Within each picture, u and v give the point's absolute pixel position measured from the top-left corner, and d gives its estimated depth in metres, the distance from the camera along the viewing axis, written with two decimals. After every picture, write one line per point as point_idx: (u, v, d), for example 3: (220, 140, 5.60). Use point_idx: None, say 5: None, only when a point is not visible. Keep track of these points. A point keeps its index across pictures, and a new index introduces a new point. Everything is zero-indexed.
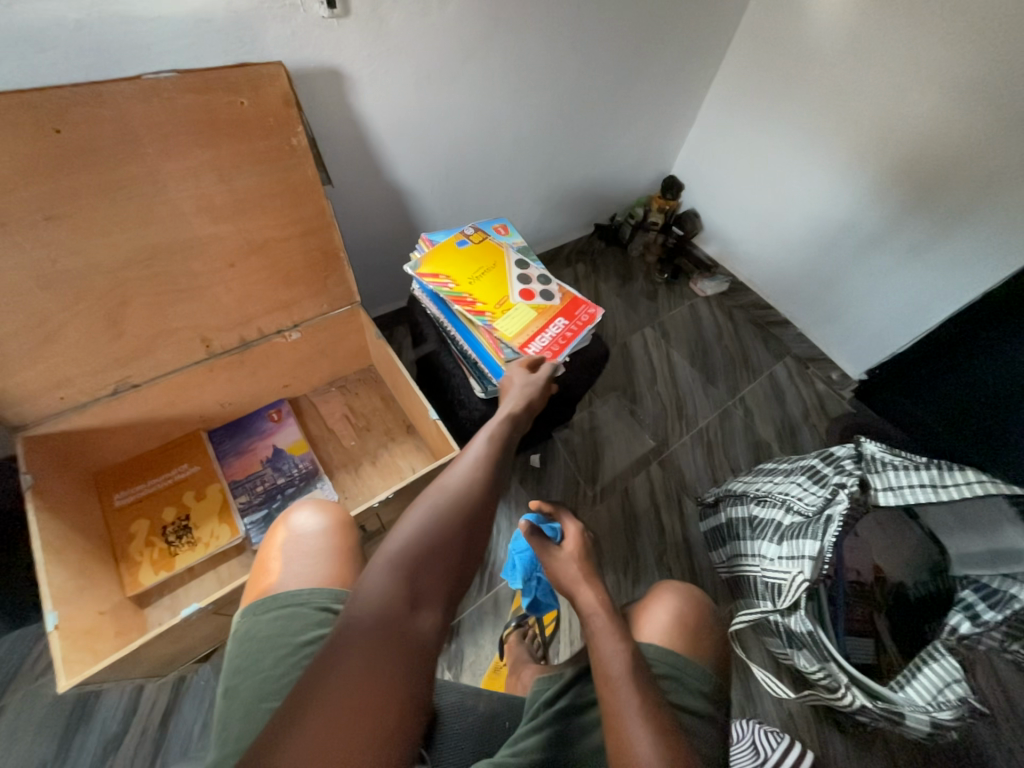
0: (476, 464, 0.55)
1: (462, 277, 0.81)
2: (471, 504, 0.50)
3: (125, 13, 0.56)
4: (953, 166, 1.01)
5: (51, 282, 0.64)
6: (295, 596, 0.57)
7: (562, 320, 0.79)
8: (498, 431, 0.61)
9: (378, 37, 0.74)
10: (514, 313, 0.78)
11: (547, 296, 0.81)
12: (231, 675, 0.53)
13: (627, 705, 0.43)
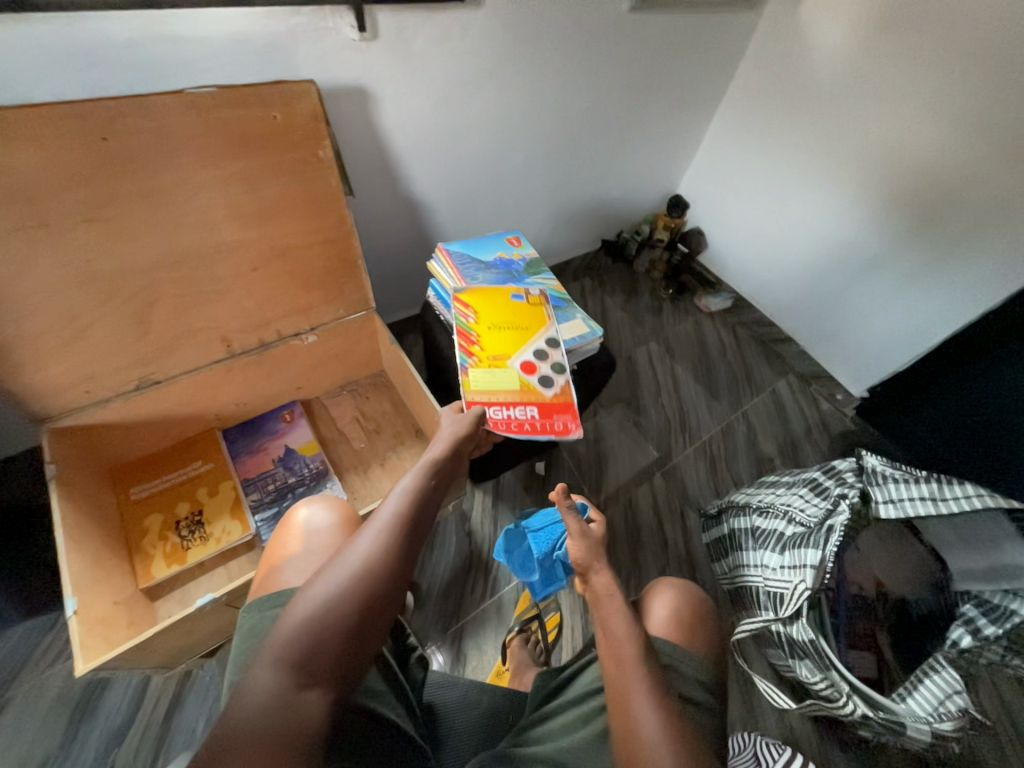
0: (384, 533, 0.49)
1: (485, 319, 0.78)
2: (370, 584, 0.46)
3: (172, 33, 0.60)
4: (952, 191, 1.04)
5: (86, 280, 0.67)
6: (304, 587, 0.55)
7: (537, 410, 0.70)
8: (417, 484, 0.55)
9: (403, 59, 0.79)
10: (502, 374, 0.73)
11: (544, 382, 0.73)
12: (235, 667, 0.50)
13: (636, 686, 0.45)
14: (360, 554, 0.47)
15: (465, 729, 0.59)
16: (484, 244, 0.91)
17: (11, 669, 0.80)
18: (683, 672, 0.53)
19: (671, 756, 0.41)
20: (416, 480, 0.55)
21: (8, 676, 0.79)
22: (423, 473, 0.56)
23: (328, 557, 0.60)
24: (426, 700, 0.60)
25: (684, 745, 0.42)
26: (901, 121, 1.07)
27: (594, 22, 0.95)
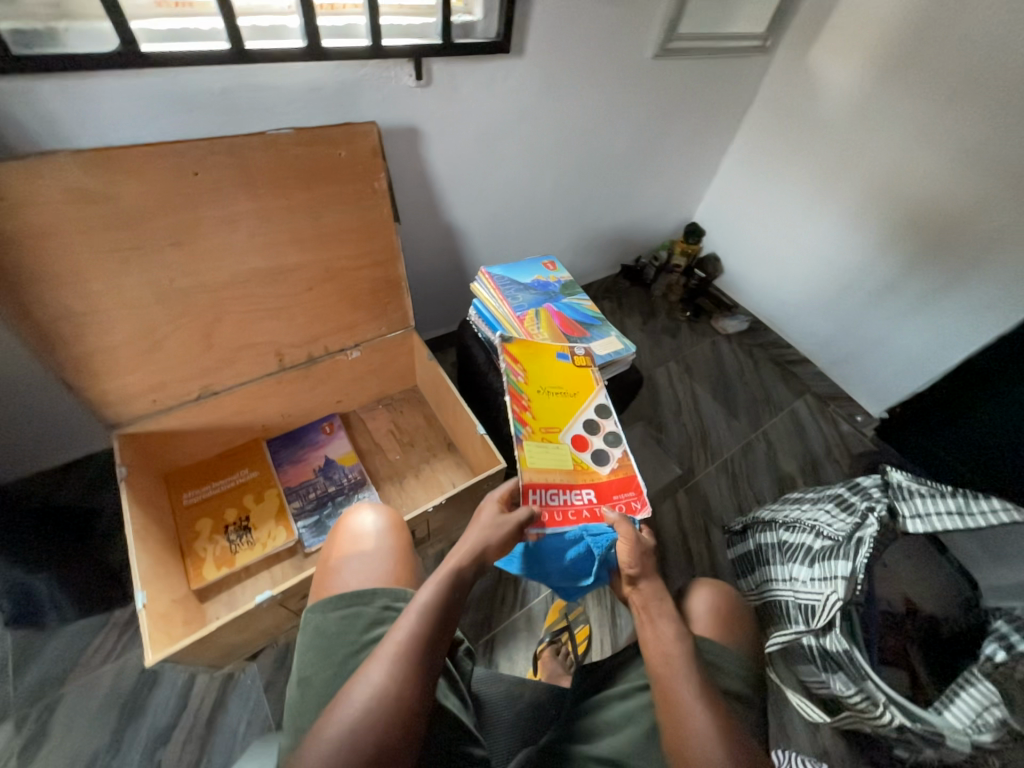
0: (397, 660, 0.45)
1: (533, 383, 0.75)
2: (382, 724, 0.41)
3: (259, 83, 0.69)
4: (961, 220, 1.10)
5: (165, 297, 0.74)
6: (366, 594, 0.56)
7: (594, 494, 0.66)
8: (435, 598, 0.50)
9: (451, 102, 0.87)
10: (556, 450, 0.69)
11: (599, 460, 0.70)
12: (303, 667, 0.51)
13: (687, 684, 0.48)
14: (371, 688, 0.43)
15: (508, 725, 0.60)
16: (523, 269, 0.97)
17: (65, 665, 0.83)
18: (721, 664, 0.55)
19: (725, 754, 0.43)
20: (435, 591, 0.50)
21: (62, 672, 0.83)
22: (444, 582, 0.51)
23: (385, 565, 0.61)
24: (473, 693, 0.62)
25: (734, 746, 0.44)
26: (910, 155, 1.14)
27: (620, 68, 1.04)
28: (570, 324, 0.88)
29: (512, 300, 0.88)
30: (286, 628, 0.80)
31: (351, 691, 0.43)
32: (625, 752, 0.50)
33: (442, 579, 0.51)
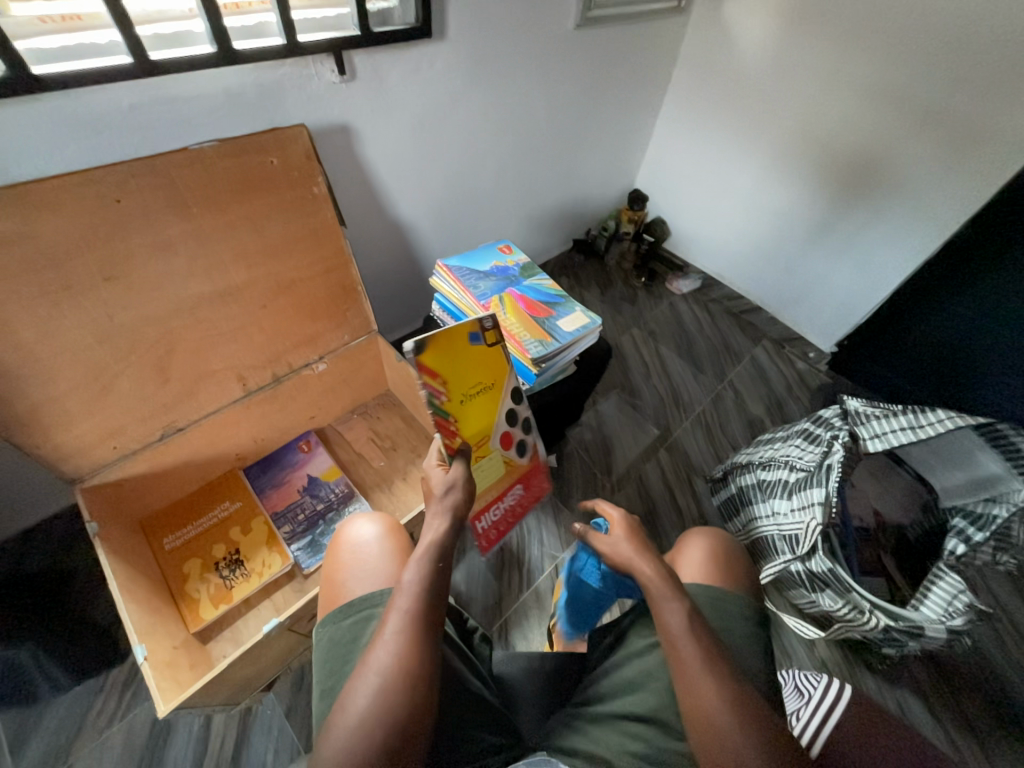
0: (399, 638, 0.45)
1: (457, 390, 0.70)
2: (396, 698, 0.41)
3: (171, 95, 0.64)
4: (878, 157, 1.17)
5: (108, 336, 0.69)
6: (375, 596, 0.56)
7: (519, 488, 0.85)
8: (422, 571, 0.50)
9: (379, 94, 0.84)
10: (487, 465, 0.77)
11: (520, 453, 0.83)
12: (323, 678, 0.51)
13: (692, 654, 0.48)
14: (378, 669, 0.43)
15: (533, 698, 0.62)
16: (480, 256, 0.97)
17: (68, 734, 0.80)
18: (722, 607, 0.58)
19: (735, 720, 0.44)
20: (420, 567, 0.50)
21: (67, 742, 0.79)
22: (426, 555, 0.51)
23: (390, 566, 0.60)
24: (497, 675, 0.64)
25: (743, 707, 0.45)
26: (826, 100, 1.19)
27: (545, 41, 1.03)
28: (535, 305, 0.89)
29: (474, 289, 0.88)
30: (299, 651, 0.79)
31: (357, 679, 0.43)
32: (646, 704, 0.52)
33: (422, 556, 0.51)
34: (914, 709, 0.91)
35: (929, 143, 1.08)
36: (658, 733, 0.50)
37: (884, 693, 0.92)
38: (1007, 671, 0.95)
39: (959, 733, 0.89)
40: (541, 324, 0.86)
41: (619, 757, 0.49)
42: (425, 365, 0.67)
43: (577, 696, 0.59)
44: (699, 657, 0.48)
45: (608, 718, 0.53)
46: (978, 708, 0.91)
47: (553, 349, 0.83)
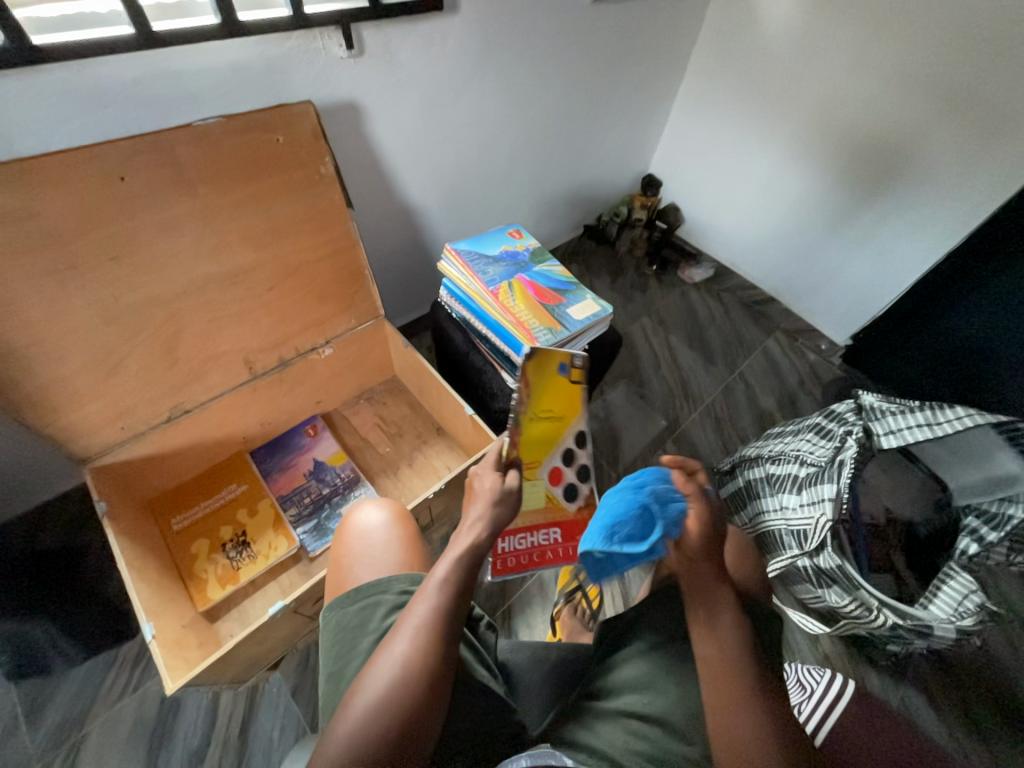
0: (420, 633, 0.44)
1: (538, 408, 0.61)
2: (408, 694, 0.41)
3: (175, 69, 0.63)
4: (905, 144, 1.12)
5: (115, 317, 0.69)
6: (381, 584, 0.56)
7: (559, 534, 0.66)
8: (457, 571, 0.47)
9: (388, 71, 0.82)
10: (532, 489, 0.62)
11: (569, 497, 0.67)
12: (331, 661, 0.52)
13: (744, 685, 0.46)
14: (394, 661, 0.42)
15: (536, 687, 0.62)
16: (489, 241, 0.95)
17: (82, 706, 0.82)
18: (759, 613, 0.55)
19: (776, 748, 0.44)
20: (454, 564, 0.47)
21: (81, 713, 0.81)
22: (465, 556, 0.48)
23: (395, 554, 0.60)
24: (501, 662, 0.65)
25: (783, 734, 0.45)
26: (851, 82, 1.15)
27: (560, 16, 0.99)
28: (545, 292, 0.87)
29: (483, 275, 0.86)
30: (304, 633, 0.80)
31: (374, 666, 0.43)
32: (651, 704, 0.52)
33: (461, 554, 0.48)
34: (917, 706, 0.91)
35: (961, 128, 1.03)
36: (663, 734, 0.50)
37: (888, 690, 0.92)
38: (1014, 671, 0.95)
39: (962, 731, 0.89)
40: (551, 311, 0.84)
41: (624, 755, 0.49)
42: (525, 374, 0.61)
43: (580, 687, 0.59)
44: (750, 687, 0.46)
45: (613, 714, 0.53)
46: (983, 707, 0.91)
47: (562, 337, 0.81)
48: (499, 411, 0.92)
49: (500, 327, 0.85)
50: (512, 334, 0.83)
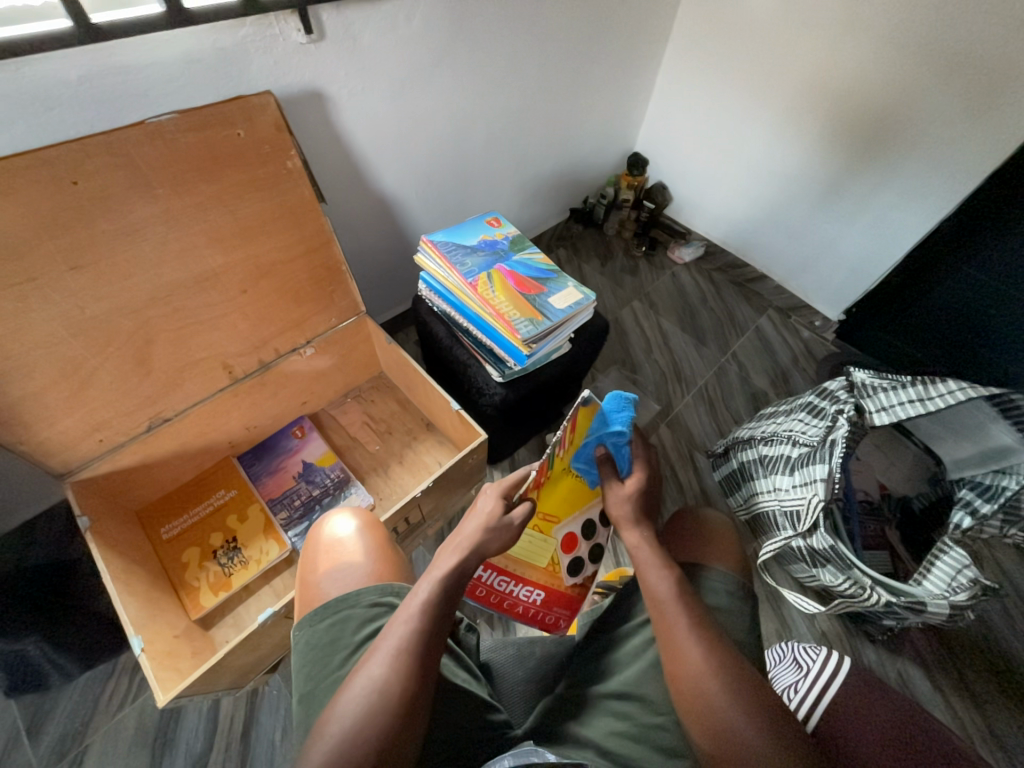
0: (397, 656, 0.43)
1: None
2: (384, 722, 0.40)
3: (122, 63, 0.59)
4: (893, 109, 1.09)
5: (82, 329, 0.67)
6: (351, 597, 0.55)
7: (541, 595, 0.63)
8: (436, 594, 0.47)
9: (352, 55, 0.78)
10: (541, 544, 0.61)
11: (578, 571, 0.64)
12: (302, 683, 0.50)
13: (679, 619, 0.46)
14: (372, 683, 0.42)
15: (522, 682, 0.62)
16: (466, 230, 0.92)
17: (83, 716, 0.82)
18: (708, 587, 0.57)
19: (720, 685, 0.42)
20: (433, 587, 0.48)
21: (83, 724, 0.82)
22: (443, 580, 0.48)
23: (365, 563, 0.60)
24: (484, 661, 0.64)
25: (730, 673, 0.43)
26: (839, 47, 1.10)
27: None
28: (525, 282, 0.85)
29: (461, 266, 0.84)
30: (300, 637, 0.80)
31: (349, 690, 0.42)
32: (628, 682, 0.52)
33: (436, 575, 0.48)
34: (913, 677, 0.92)
35: (951, 91, 0.99)
36: (641, 709, 0.50)
37: (884, 663, 0.93)
38: (1009, 639, 0.96)
39: (957, 699, 0.90)
40: (532, 301, 0.82)
41: (608, 740, 0.49)
42: None
43: (566, 678, 0.59)
44: (686, 623, 0.46)
45: (598, 700, 0.53)
46: (980, 676, 0.92)
47: (545, 328, 0.79)
48: (486, 405, 0.90)
49: (482, 319, 0.83)
50: (495, 326, 0.82)
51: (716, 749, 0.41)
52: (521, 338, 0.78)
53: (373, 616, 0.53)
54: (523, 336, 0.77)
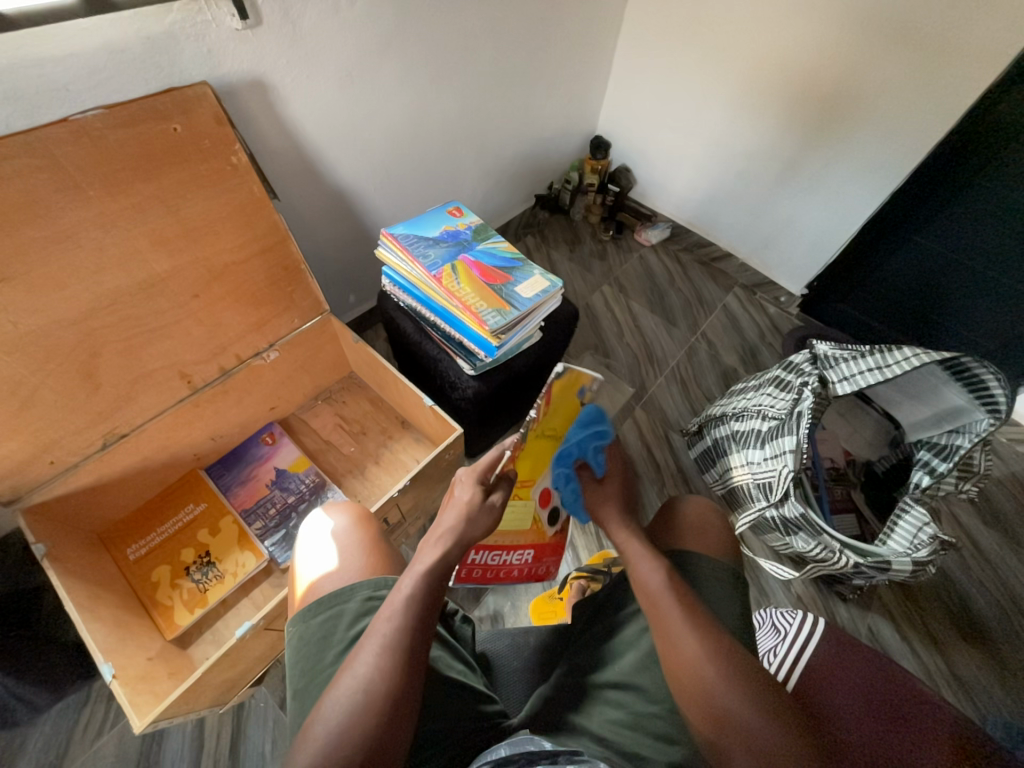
0: (383, 651, 0.43)
1: None
2: (373, 719, 0.40)
3: (36, 56, 0.55)
4: (842, 86, 1.11)
5: (18, 346, 0.63)
6: (345, 592, 0.54)
7: (530, 555, 0.69)
8: (419, 587, 0.47)
9: (295, 41, 0.74)
10: (522, 509, 0.63)
11: (556, 525, 0.70)
12: (296, 677, 0.49)
13: (671, 611, 0.48)
14: (357, 681, 0.41)
15: (516, 674, 0.62)
16: (428, 221, 0.90)
17: (58, 750, 0.79)
18: (701, 575, 0.57)
19: (717, 673, 0.43)
20: (417, 580, 0.48)
21: (59, 756, 0.79)
22: (425, 573, 0.48)
23: (353, 559, 0.58)
24: (480, 653, 0.64)
25: (725, 663, 0.44)
26: (789, 25, 1.12)
27: None
28: (490, 272, 0.83)
29: (423, 259, 0.82)
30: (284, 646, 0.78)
31: (335, 689, 0.41)
32: (623, 671, 0.53)
33: (416, 568, 0.49)
34: (884, 631, 0.97)
35: (899, 65, 1.02)
36: (637, 698, 0.51)
37: (856, 620, 0.98)
38: (968, 588, 1.02)
39: (923, 648, 0.95)
40: (498, 291, 0.81)
41: (603, 729, 0.50)
42: None
43: (563, 665, 0.59)
44: (679, 615, 0.47)
45: (593, 688, 0.54)
46: (943, 624, 0.98)
47: (512, 318, 0.78)
48: (460, 399, 0.89)
49: (449, 313, 0.82)
50: (462, 319, 0.80)
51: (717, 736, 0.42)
52: (489, 329, 0.77)
53: (366, 610, 0.52)
54: (491, 328, 0.76)
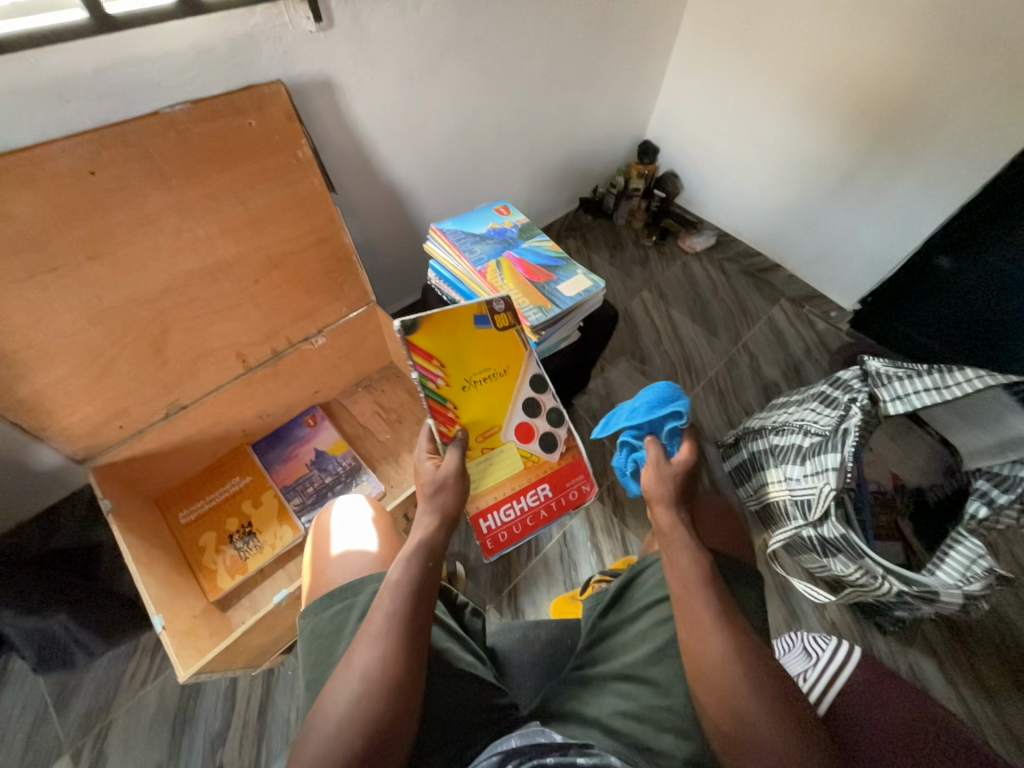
0: (383, 638, 0.44)
1: (456, 369, 0.70)
2: (377, 704, 0.41)
3: (136, 55, 0.60)
4: (913, 93, 1.06)
5: (101, 318, 0.69)
6: (355, 586, 0.56)
7: (547, 488, 0.76)
8: (411, 572, 0.49)
9: (362, 43, 0.78)
10: (506, 458, 0.73)
11: (547, 450, 0.76)
12: (309, 669, 0.51)
13: (699, 605, 0.48)
14: (360, 670, 0.43)
15: (530, 668, 0.63)
16: (476, 219, 0.92)
17: (105, 696, 0.85)
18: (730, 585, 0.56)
19: (743, 674, 0.43)
20: (405, 565, 0.50)
21: (107, 700, 0.85)
22: (413, 558, 0.51)
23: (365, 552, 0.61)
24: (489, 646, 0.65)
25: (754, 667, 0.44)
26: (857, 30, 1.08)
27: None
28: (533, 269, 0.85)
29: (470, 254, 0.84)
30: None
31: (340, 679, 0.43)
32: (631, 663, 0.53)
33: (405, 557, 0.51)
34: (925, 669, 0.91)
35: (979, 71, 0.96)
36: (646, 691, 0.51)
37: (896, 655, 0.93)
38: None
39: (969, 691, 0.89)
40: (541, 289, 0.82)
41: (613, 719, 0.50)
42: (418, 347, 0.68)
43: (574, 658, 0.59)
44: (709, 614, 0.47)
45: (602, 679, 0.54)
46: (993, 669, 0.91)
47: (552, 316, 0.79)
48: None
49: None
50: None
51: (730, 733, 0.42)
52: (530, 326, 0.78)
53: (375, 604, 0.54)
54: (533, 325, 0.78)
